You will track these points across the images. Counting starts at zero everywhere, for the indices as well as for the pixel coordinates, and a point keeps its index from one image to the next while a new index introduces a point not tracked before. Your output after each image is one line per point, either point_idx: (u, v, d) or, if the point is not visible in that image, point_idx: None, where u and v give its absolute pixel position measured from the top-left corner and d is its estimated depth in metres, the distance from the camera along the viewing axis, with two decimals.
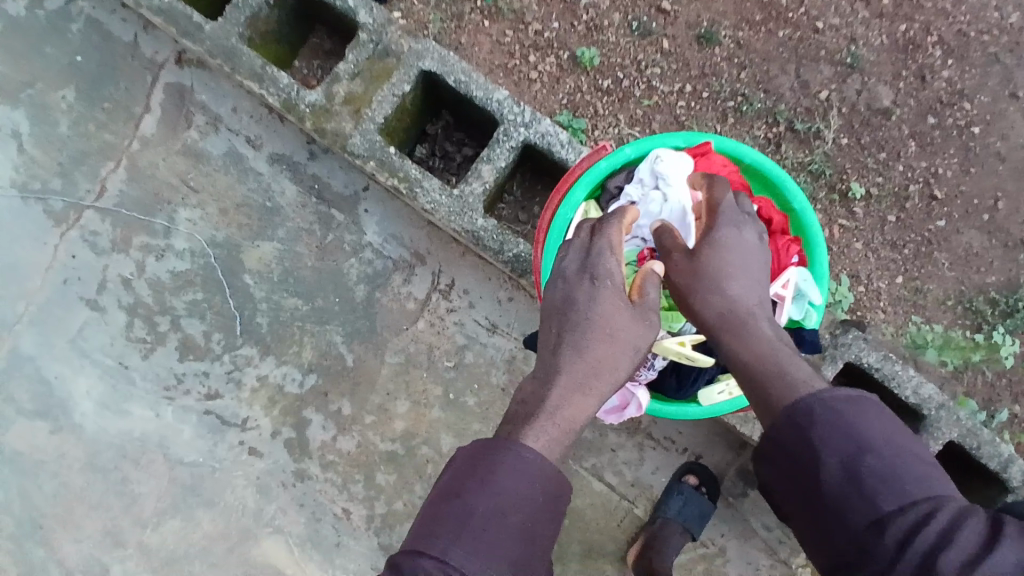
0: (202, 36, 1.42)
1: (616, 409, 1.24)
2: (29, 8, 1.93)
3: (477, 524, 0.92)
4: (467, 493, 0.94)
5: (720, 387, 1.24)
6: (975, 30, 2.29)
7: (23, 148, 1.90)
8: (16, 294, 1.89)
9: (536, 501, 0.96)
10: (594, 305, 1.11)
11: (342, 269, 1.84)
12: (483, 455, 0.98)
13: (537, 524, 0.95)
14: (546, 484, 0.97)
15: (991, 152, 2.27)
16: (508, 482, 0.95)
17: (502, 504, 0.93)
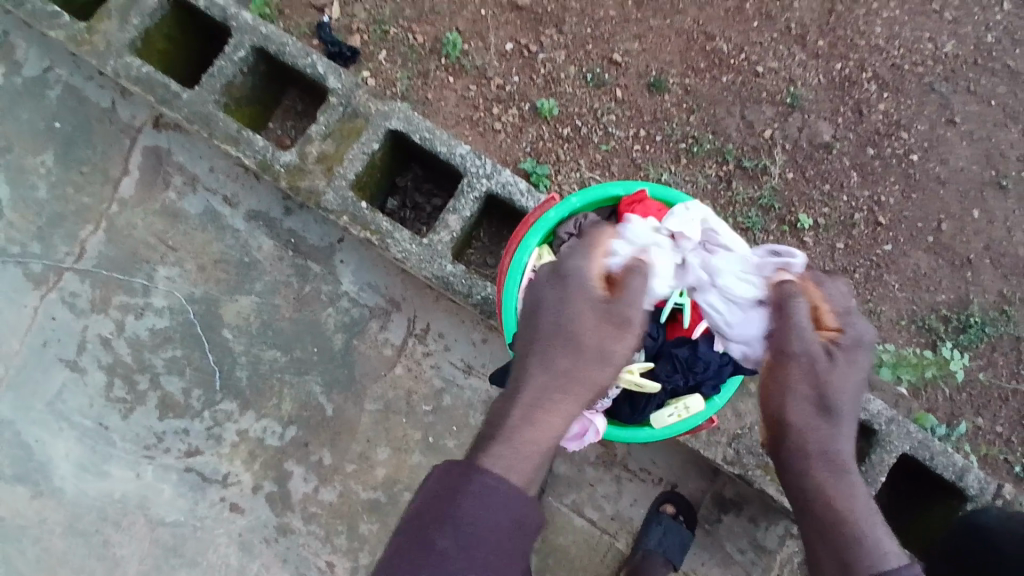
0: (180, 104, 1.50)
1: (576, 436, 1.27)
2: (7, 77, 1.99)
3: (438, 557, 0.96)
4: (436, 518, 1.00)
5: (670, 410, 1.29)
6: (905, 67, 2.47)
7: (2, 214, 1.95)
8: None
9: (505, 522, 1.01)
10: (569, 311, 1.13)
11: (319, 319, 1.89)
12: (453, 480, 1.03)
13: (500, 552, 1.00)
14: (510, 510, 1.02)
15: (932, 177, 2.43)
16: (476, 506, 1.00)
17: (467, 536, 0.97)
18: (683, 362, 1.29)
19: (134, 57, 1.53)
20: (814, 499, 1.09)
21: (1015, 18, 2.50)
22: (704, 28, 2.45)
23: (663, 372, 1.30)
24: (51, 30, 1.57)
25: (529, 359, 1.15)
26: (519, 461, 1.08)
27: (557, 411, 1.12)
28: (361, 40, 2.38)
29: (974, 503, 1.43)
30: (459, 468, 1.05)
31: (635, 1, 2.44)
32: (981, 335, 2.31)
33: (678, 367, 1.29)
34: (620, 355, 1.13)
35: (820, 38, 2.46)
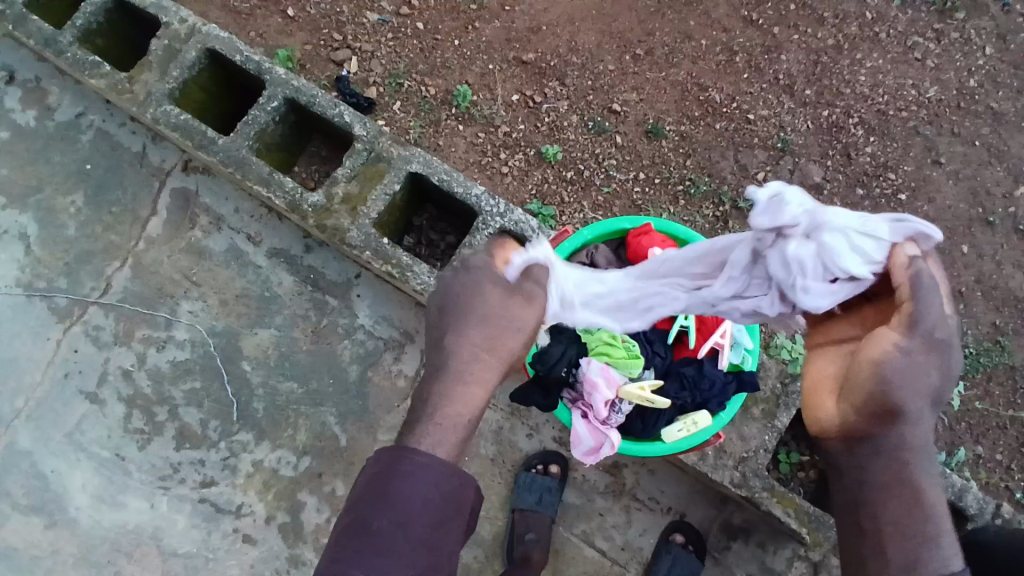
0: (216, 148, 1.62)
1: (592, 451, 1.33)
2: (41, 121, 2.10)
3: (372, 539, 1.00)
4: (368, 502, 1.02)
5: (679, 425, 1.34)
6: (889, 113, 2.63)
7: (30, 250, 2.02)
8: (17, 390, 1.95)
9: (436, 501, 1.03)
10: (473, 285, 1.13)
11: (336, 352, 1.96)
12: (383, 463, 1.04)
13: (432, 531, 1.03)
14: (440, 492, 1.03)
15: (920, 215, 2.55)
16: (404, 489, 1.01)
17: (398, 520, 1.00)
18: (690, 380, 1.35)
19: (174, 106, 1.66)
20: (894, 471, 1.02)
21: (990, 69, 2.68)
22: (698, 79, 2.62)
23: (671, 390, 1.36)
24: (95, 79, 1.69)
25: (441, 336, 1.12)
26: (448, 434, 1.07)
27: (479, 375, 1.10)
28: (377, 92, 2.54)
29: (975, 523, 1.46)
30: (386, 451, 1.05)
31: (632, 55, 2.62)
32: (977, 365, 2.38)
33: (685, 384, 1.36)
34: (534, 313, 1.15)
35: (808, 87, 2.63)
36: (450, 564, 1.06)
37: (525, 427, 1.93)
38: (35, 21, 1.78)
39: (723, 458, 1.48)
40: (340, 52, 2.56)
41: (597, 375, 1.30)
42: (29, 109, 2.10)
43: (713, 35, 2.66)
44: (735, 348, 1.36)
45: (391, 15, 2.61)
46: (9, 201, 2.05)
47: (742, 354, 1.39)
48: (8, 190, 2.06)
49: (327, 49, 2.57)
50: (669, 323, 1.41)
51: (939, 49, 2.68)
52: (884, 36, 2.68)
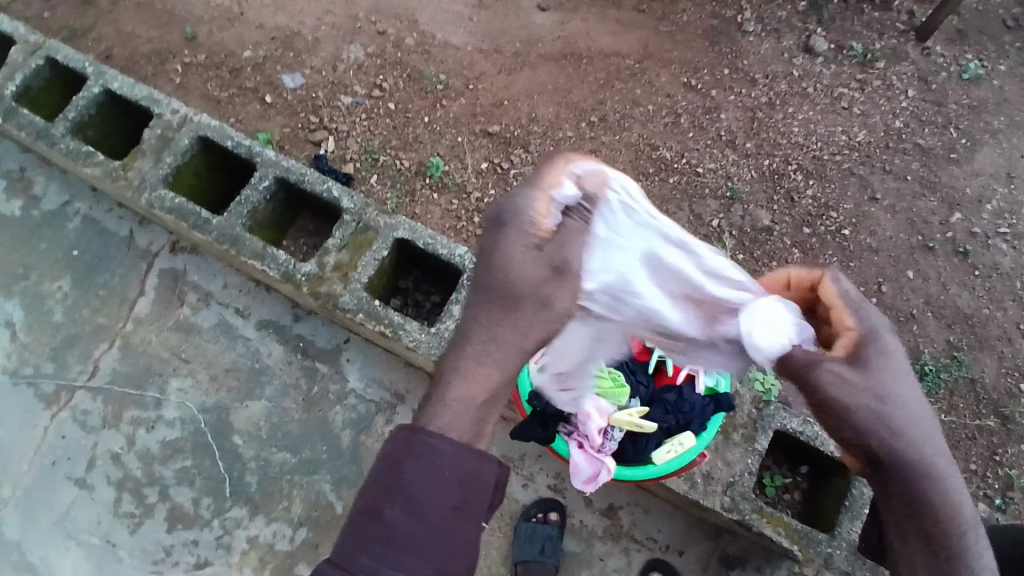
0: (210, 228, 1.71)
1: (591, 479, 1.41)
2: (26, 211, 2.15)
3: (387, 525, 0.97)
4: (384, 488, 0.99)
5: (667, 447, 1.44)
6: (825, 158, 2.92)
7: (16, 337, 2.03)
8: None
9: (453, 483, 0.99)
10: (507, 253, 1.03)
11: (328, 417, 1.98)
12: (396, 447, 1.00)
13: (451, 515, 0.99)
14: (457, 473, 1.00)
15: (865, 248, 2.79)
16: (420, 473, 0.98)
17: (413, 505, 0.97)
18: (673, 404, 1.42)
19: (167, 190, 1.76)
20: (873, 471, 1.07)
21: (908, 114, 3.02)
22: (649, 140, 2.87)
23: (656, 415, 1.42)
24: (90, 167, 1.78)
25: (472, 303, 1.07)
26: (458, 421, 1.03)
27: (500, 356, 1.05)
28: (354, 167, 2.69)
29: None
30: (401, 433, 1.01)
31: (588, 122, 2.87)
32: (938, 381, 2.56)
33: (669, 409, 1.43)
34: (564, 286, 1.08)
35: (748, 140, 2.91)
36: (474, 552, 1.01)
37: (520, 477, 1.96)
38: (27, 114, 1.87)
39: (712, 486, 1.56)
40: (317, 133, 2.73)
41: (590, 407, 1.36)
42: (14, 200, 2.16)
43: (660, 100, 2.94)
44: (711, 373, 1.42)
45: (364, 97, 2.81)
46: None
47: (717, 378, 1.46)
48: None
49: (304, 131, 2.73)
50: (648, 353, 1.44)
51: (863, 99, 3.02)
52: (810, 92, 3.01)
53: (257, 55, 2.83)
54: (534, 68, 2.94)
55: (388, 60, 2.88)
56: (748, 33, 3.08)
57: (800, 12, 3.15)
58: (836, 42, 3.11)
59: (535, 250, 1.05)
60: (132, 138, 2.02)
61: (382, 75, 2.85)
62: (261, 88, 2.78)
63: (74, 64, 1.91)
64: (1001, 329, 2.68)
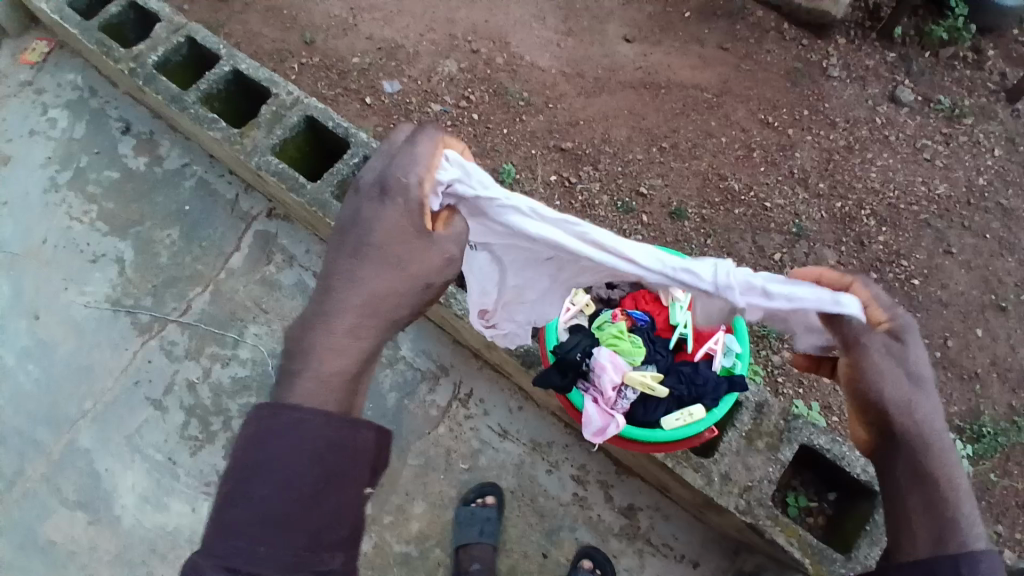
0: (304, 192, 1.96)
1: (600, 431, 1.52)
2: (150, 167, 2.52)
3: (256, 506, 1.00)
4: (246, 469, 1.02)
5: (677, 415, 1.55)
6: (900, 206, 2.86)
7: (125, 272, 2.36)
8: (90, 392, 2.21)
9: (320, 452, 1.03)
10: (378, 227, 1.12)
11: (377, 379, 2.15)
12: (256, 428, 1.03)
13: (324, 484, 1.04)
14: (324, 443, 1.04)
15: (934, 300, 2.69)
16: (283, 446, 1.02)
17: (284, 481, 1.01)
18: (687, 375, 1.59)
19: (274, 157, 2.04)
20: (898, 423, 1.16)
21: (995, 171, 2.92)
22: (718, 170, 2.94)
23: (670, 382, 1.59)
24: (212, 130, 2.09)
25: (343, 262, 1.13)
26: (336, 393, 1.09)
27: (373, 296, 1.12)
28: None
29: None
30: (261, 415, 1.04)
31: (659, 147, 2.98)
32: (996, 445, 2.44)
33: (682, 379, 1.59)
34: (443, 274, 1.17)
35: (821, 181, 2.91)
36: (354, 515, 1.07)
37: (545, 462, 2.04)
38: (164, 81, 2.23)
39: (729, 485, 1.59)
40: None
41: (606, 361, 1.55)
42: (141, 156, 2.54)
43: (732, 133, 3.01)
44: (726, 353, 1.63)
45: (451, 106, 3.07)
46: (113, 229, 2.43)
47: (732, 359, 1.65)
48: (114, 221, 2.44)
49: None
50: (670, 330, 1.68)
51: (948, 151, 2.95)
52: (891, 139, 2.98)
53: (364, 62, 3.18)
54: (612, 93, 3.11)
55: (478, 76, 3.14)
56: (831, 77, 3.11)
57: (890, 62, 3.15)
58: (924, 94, 3.07)
59: (411, 232, 1.13)
60: (247, 113, 2.35)
61: (470, 89, 3.11)
62: (363, 90, 3.11)
63: (211, 45, 2.27)
64: None
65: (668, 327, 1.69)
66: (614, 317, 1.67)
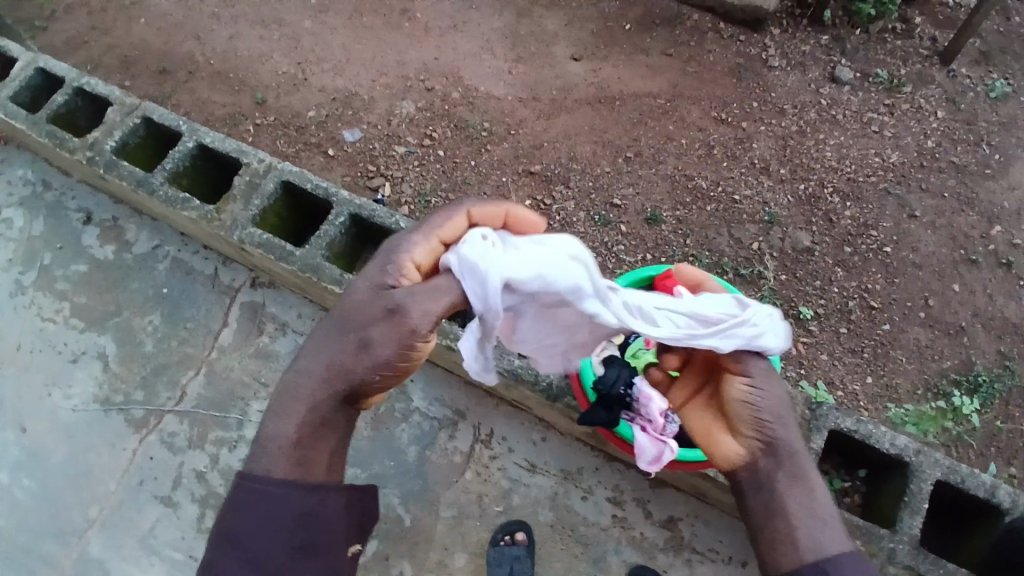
0: (294, 259, 1.92)
1: (656, 459, 1.58)
2: (119, 254, 2.42)
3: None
4: (219, 546, 1.06)
5: None
6: (860, 179, 2.99)
7: (109, 368, 2.25)
8: (90, 500, 2.08)
9: (283, 521, 1.06)
10: (359, 299, 1.19)
11: (394, 435, 2.10)
12: (226, 505, 1.09)
13: (289, 550, 1.05)
14: (285, 509, 1.07)
15: (908, 263, 2.81)
16: (250, 520, 1.06)
17: (249, 555, 1.04)
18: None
19: (255, 228, 1.99)
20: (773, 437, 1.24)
21: (939, 133, 3.09)
22: (684, 171, 3.01)
23: None
24: (185, 209, 2.03)
25: (327, 332, 1.19)
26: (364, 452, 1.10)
27: (337, 374, 1.15)
28: (409, 210, 2.90)
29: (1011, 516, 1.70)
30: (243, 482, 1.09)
31: (625, 157, 3.04)
32: (994, 391, 2.56)
33: None
34: (389, 330, 1.14)
35: (781, 167, 3.02)
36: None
37: (579, 489, 2.02)
38: (125, 166, 2.16)
39: None
40: (375, 179, 2.98)
41: (649, 391, 1.54)
42: (107, 244, 2.44)
43: (692, 134, 3.11)
44: None
45: (415, 146, 3.07)
46: (89, 324, 2.31)
47: None
48: (88, 315, 2.33)
49: (363, 179, 2.99)
50: None
51: (893, 121, 3.11)
52: (839, 118, 3.13)
53: (320, 114, 3.15)
54: (571, 111, 3.17)
55: (437, 113, 3.16)
56: (773, 67, 3.25)
57: (824, 46, 3.31)
58: (861, 71, 3.24)
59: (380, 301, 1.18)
60: (216, 186, 2.29)
61: (431, 126, 3.11)
62: (324, 143, 3.08)
63: (170, 123, 2.21)
64: None
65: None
66: (647, 343, 1.66)
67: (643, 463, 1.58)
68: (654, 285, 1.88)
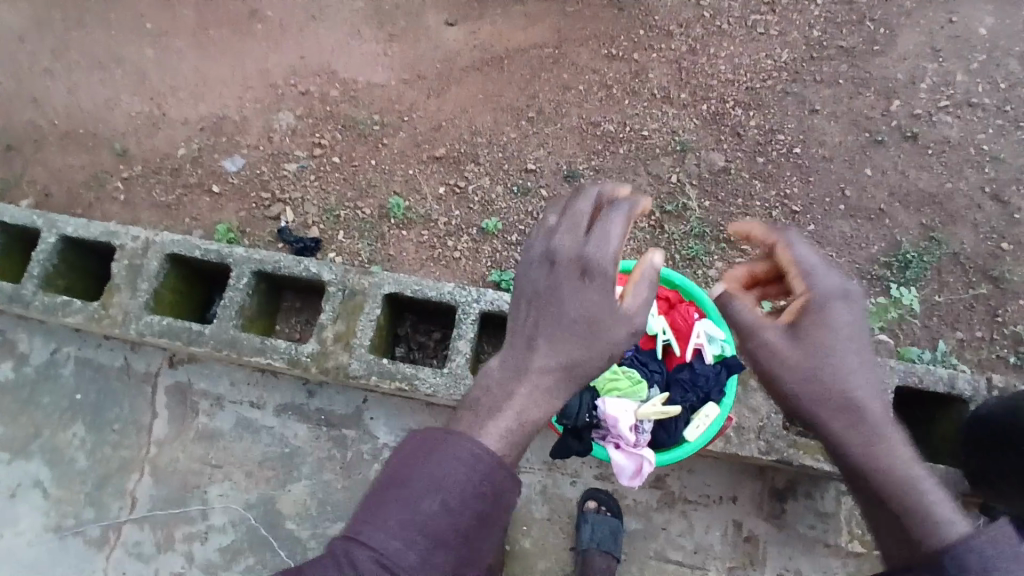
0: (205, 337, 1.96)
1: (637, 472, 1.68)
2: (18, 370, 2.28)
3: (402, 502, 1.09)
4: (414, 465, 1.12)
5: (696, 423, 1.71)
6: (758, 86, 2.95)
7: (48, 493, 2.19)
8: None
9: (468, 505, 1.09)
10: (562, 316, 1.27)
11: (370, 476, 2.13)
12: (429, 442, 1.14)
13: (467, 520, 1.09)
14: (464, 495, 1.09)
15: (819, 160, 2.87)
16: (443, 490, 1.09)
17: (428, 499, 1.08)
18: (688, 381, 1.73)
19: (152, 314, 2.00)
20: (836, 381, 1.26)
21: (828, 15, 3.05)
22: (589, 118, 2.90)
23: (678, 395, 1.73)
24: (69, 314, 2.03)
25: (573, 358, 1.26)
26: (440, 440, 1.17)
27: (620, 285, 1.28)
28: (319, 229, 2.79)
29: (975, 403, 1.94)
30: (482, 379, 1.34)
31: (527, 119, 2.90)
32: (923, 266, 2.75)
33: (686, 387, 1.73)
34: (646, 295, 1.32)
35: (681, 91, 2.93)
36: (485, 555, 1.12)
37: (566, 476, 2.14)
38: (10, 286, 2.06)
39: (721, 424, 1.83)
40: (273, 207, 2.83)
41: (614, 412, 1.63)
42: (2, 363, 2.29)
43: (589, 78, 2.95)
44: (659, 334, 1.81)
45: (306, 159, 2.89)
46: (15, 453, 2.23)
47: (721, 345, 1.78)
48: (11, 445, 2.24)
49: (260, 208, 2.84)
50: (652, 342, 1.83)
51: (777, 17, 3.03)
52: (726, 27, 3.01)
53: (192, 150, 2.94)
54: (460, 83, 2.96)
55: (319, 117, 2.94)
56: None
57: None
58: None
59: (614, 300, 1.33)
60: (95, 272, 2.27)
61: (317, 133, 2.92)
62: (206, 180, 2.89)
63: (121, 240, 2.05)
64: (970, 198, 2.84)
65: (650, 338, 1.84)
66: None
67: (627, 477, 1.69)
68: None
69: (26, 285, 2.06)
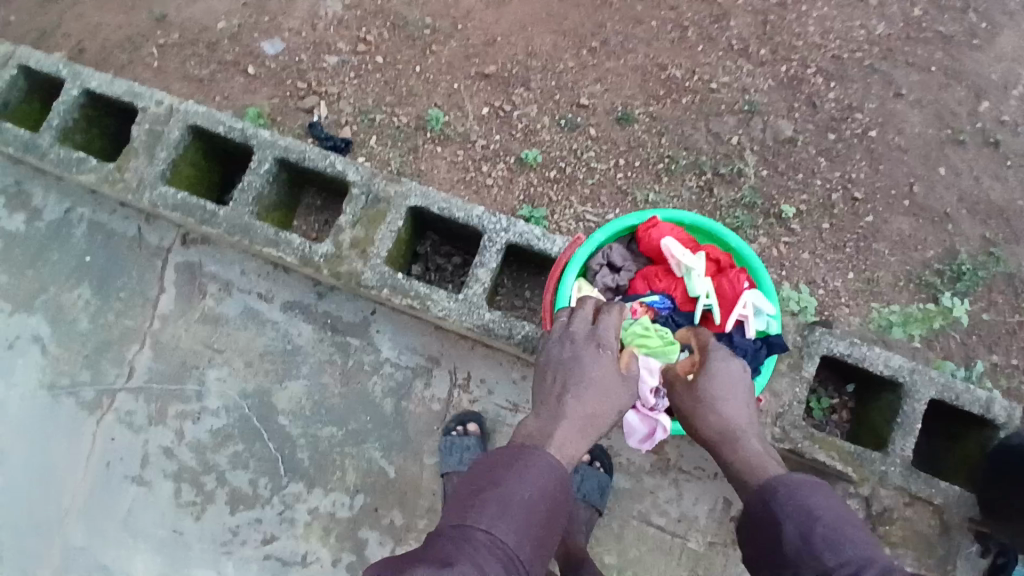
0: (218, 219, 1.88)
1: (648, 435, 1.71)
2: (33, 223, 2.26)
3: (500, 501, 1.30)
4: (502, 470, 1.35)
5: None
6: (845, 55, 2.68)
7: (49, 350, 2.21)
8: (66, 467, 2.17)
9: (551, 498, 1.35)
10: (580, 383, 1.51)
11: (367, 389, 2.10)
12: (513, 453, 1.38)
13: (553, 511, 1.34)
14: (547, 493, 1.34)
15: (893, 147, 2.64)
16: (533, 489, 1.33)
17: (522, 499, 1.31)
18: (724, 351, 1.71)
19: (167, 186, 1.93)
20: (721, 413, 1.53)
21: None
22: (656, 59, 2.66)
23: None
24: (83, 172, 1.97)
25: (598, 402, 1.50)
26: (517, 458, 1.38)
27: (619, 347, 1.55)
28: (352, 131, 2.65)
29: (1006, 430, 1.83)
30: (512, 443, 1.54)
31: (589, 48, 2.67)
32: (978, 280, 2.55)
33: None
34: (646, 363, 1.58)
35: (761, 46, 2.67)
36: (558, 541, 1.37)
37: None
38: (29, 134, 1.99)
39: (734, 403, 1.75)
40: (307, 99, 2.68)
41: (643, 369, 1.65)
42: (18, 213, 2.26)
43: (664, 15, 2.70)
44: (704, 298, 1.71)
45: (349, 54, 2.72)
46: (22, 304, 2.23)
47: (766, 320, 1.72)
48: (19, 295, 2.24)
49: (294, 99, 2.69)
50: (692, 304, 1.75)
51: None
52: None
53: (232, 25, 2.78)
54: None
55: (369, 11, 2.74)
56: None
57: None
58: None
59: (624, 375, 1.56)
60: (117, 135, 2.20)
61: (364, 28, 2.73)
62: (242, 60, 2.74)
63: (145, 102, 1.96)
64: None
65: (691, 299, 1.75)
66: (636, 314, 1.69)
67: (637, 436, 1.71)
68: (637, 237, 1.83)
69: (44, 135, 1.99)
